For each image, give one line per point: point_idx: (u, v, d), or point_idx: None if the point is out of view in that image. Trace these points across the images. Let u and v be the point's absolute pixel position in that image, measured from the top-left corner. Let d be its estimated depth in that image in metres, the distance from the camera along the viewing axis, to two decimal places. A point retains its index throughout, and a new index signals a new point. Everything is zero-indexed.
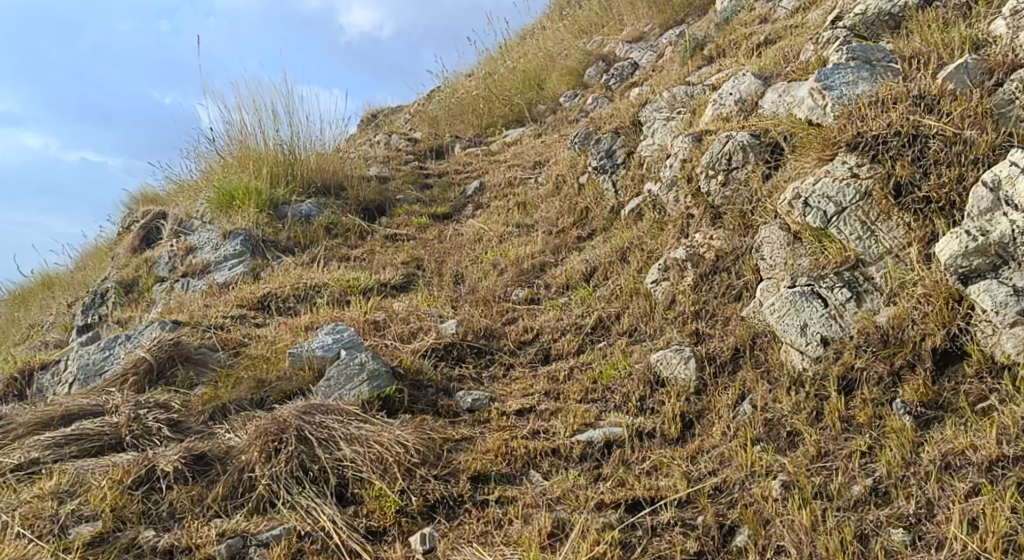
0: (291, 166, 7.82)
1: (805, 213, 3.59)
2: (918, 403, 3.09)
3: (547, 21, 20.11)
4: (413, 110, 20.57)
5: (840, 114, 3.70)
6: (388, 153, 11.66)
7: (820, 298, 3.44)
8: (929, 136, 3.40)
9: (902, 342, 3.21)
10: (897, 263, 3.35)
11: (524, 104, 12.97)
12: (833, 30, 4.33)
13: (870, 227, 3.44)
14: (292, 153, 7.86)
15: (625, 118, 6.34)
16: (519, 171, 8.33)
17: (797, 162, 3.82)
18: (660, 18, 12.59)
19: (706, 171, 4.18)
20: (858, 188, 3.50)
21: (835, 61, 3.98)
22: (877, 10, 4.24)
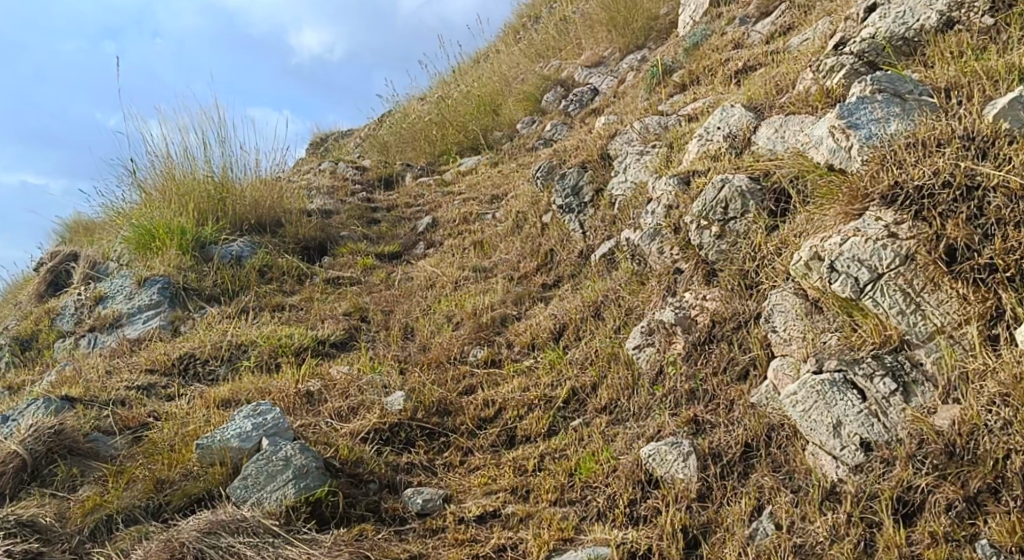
0: (222, 198, 7.16)
1: (831, 280, 3.09)
2: (1012, 546, 2.53)
3: (502, 43, 19.59)
4: (364, 135, 19.88)
5: (872, 158, 3.18)
6: (334, 182, 10.98)
7: (856, 389, 2.94)
8: (989, 188, 2.90)
9: (977, 459, 2.67)
10: (955, 348, 2.85)
11: (479, 130, 12.37)
12: (838, 57, 3.80)
13: (914, 299, 2.94)
14: (223, 183, 7.20)
15: (593, 151, 5.75)
16: (475, 206, 7.71)
17: (815, 214, 3.30)
18: (620, 41, 12.10)
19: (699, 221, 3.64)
20: (898, 249, 2.99)
21: (859, 92, 3.42)
22: (888, 34, 3.75)
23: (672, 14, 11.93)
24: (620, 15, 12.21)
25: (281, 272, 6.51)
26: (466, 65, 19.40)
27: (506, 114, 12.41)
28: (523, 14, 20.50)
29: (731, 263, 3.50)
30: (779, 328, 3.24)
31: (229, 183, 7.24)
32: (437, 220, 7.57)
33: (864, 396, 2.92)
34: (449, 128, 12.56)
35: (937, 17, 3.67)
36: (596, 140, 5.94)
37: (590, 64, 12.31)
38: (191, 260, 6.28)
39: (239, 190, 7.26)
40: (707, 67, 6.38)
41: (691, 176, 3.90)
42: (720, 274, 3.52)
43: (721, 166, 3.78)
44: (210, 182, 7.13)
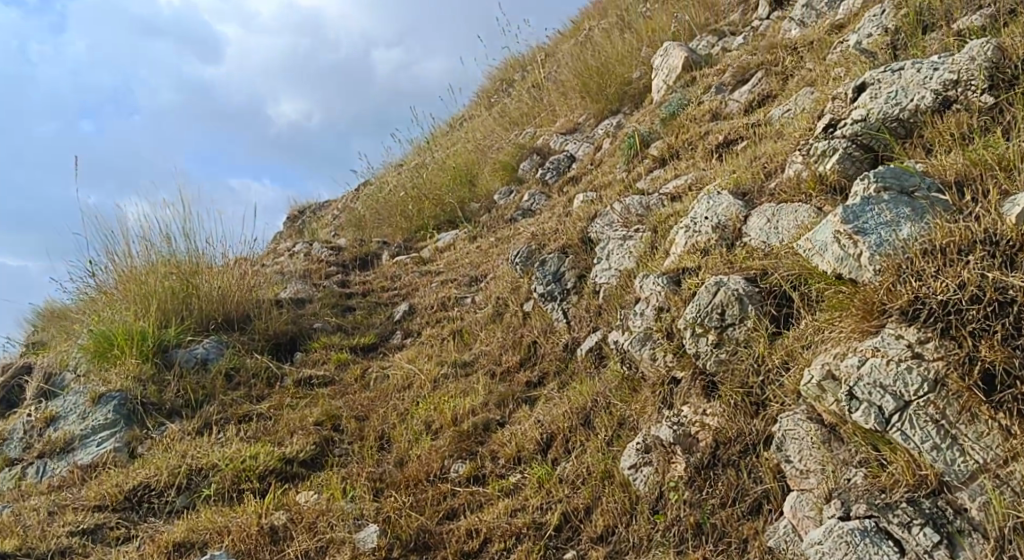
0: (187, 292, 6.88)
1: (853, 408, 3.13)
2: None
3: (477, 110, 19.47)
4: (341, 208, 19.61)
5: (886, 267, 3.26)
6: (308, 264, 10.66)
7: (892, 538, 2.96)
8: (1018, 301, 3.00)
9: None
10: (1002, 490, 2.87)
11: (456, 203, 12.12)
12: (830, 142, 3.87)
13: (949, 433, 2.97)
14: (187, 274, 6.95)
15: (572, 234, 5.48)
16: (453, 289, 7.40)
17: (827, 323, 3.36)
18: (595, 107, 11.95)
19: (697, 329, 3.65)
20: (923, 372, 3.05)
21: (863, 192, 3.54)
22: (883, 115, 3.82)
23: (645, 78, 11.81)
24: (593, 82, 12.10)
25: (251, 374, 6.18)
26: (441, 134, 19.25)
27: (483, 185, 12.19)
28: (496, 80, 20.45)
29: (733, 373, 3.52)
30: (793, 459, 3.26)
31: (196, 273, 7.01)
32: (414, 307, 7.25)
33: (903, 548, 2.94)
34: (425, 202, 12.30)
35: (932, 96, 3.77)
36: (575, 221, 5.67)
37: (565, 131, 12.14)
38: (151, 367, 5.94)
39: (204, 280, 7.00)
40: (685, 140, 6.16)
41: (681, 274, 3.93)
42: (720, 387, 3.53)
43: (714, 265, 3.80)
44: (173, 273, 6.89)
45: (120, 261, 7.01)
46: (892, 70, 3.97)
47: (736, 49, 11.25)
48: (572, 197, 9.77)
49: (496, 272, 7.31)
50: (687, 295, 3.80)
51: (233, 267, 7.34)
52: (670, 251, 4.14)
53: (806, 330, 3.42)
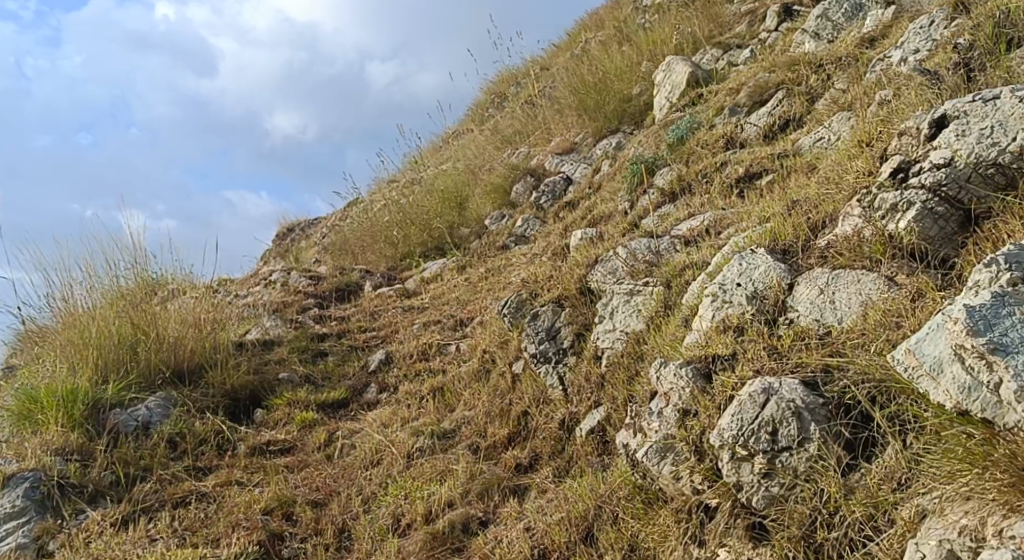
0: (135, 339, 6.11)
1: None
2: None
3: (470, 125, 18.71)
4: (329, 228, 18.84)
5: None
6: (284, 296, 9.92)
7: None
8: None
9: None
10: None
11: (444, 228, 11.33)
12: (905, 193, 3.38)
13: None
14: (138, 318, 6.21)
15: (568, 283, 4.70)
16: (436, 335, 6.60)
17: (953, 478, 2.70)
18: (592, 126, 11.18)
19: (739, 454, 3.06)
20: None
21: (992, 290, 2.78)
22: (975, 160, 3.28)
23: (646, 94, 11.03)
24: (591, 99, 11.34)
25: (198, 440, 5.38)
26: (433, 151, 18.48)
27: (474, 209, 11.43)
28: (491, 94, 19.68)
29: (793, 514, 2.95)
30: None
31: (149, 316, 6.27)
32: (390, 355, 6.45)
33: None
34: (412, 226, 11.50)
35: None
36: (571, 265, 4.89)
37: (561, 151, 11.37)
38: (80, 434, 5.16)
39: (156, 325, 6.22)
40: (696, 170, 5.38)
41: (709, 365, 3.37)
42: (774, 533, 2.97)
43: (760, 357, 3.28)
44: (121, 317, 6.16)
45: (65, 304, 6.33)
46: (985, 101, 3.39)
47: (743, 64, 10.50)
48: (568, 225, 9.00)
49: (485, 316, 6.51)
50: (721, 398, 3.23)
51: (192, 313, 6.58)
52: (696, 319, 3.62)
53: (897, 469, 2.87)
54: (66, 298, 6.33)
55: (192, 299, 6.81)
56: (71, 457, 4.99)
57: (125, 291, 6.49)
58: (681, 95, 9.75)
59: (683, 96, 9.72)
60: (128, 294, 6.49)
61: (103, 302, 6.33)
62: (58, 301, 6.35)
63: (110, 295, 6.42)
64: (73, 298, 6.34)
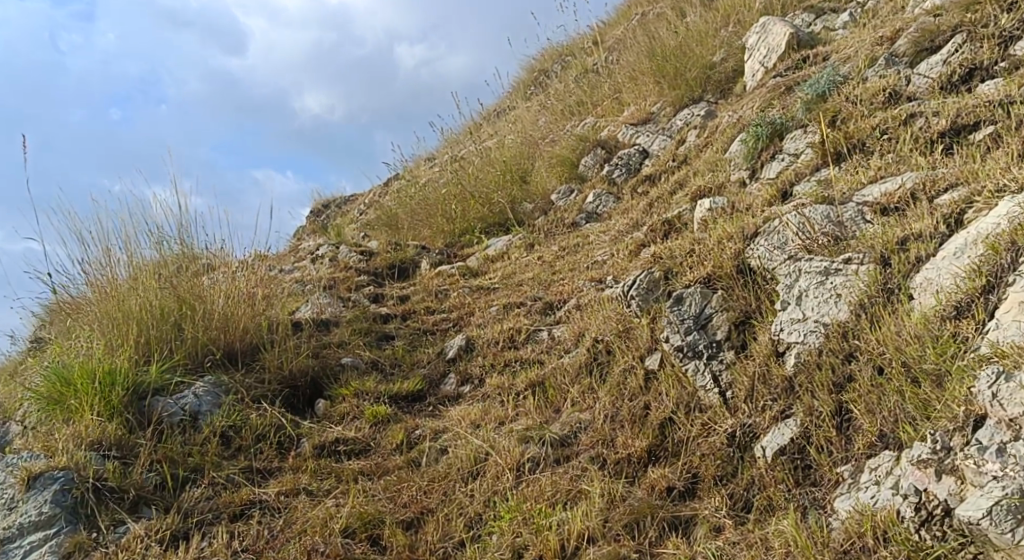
0: (183, 316, 5.28)
1: None
2: None
3: (518, 99, 17.72)
4: (369, 204, 17.97)
5: None
6: (334, 273, 9.06)
7: None
8: None
9: None
10: None
11: (506, 203, 10.41)
12: None
13: None
14: (186, 290, 5.38)
15: (720, 260, 3.79)
16: (523, 320, 5.71)
17: None
18: (671, 94, 10.19)
19: None
20: None
21: None
22: None
23: (731, 60, 10.01)
24: (670, 65, 10.35)
25: (256, 436, 4.53)
26: (480, 126, 17.50)
27: (538, 183, 10.50)
28: (539, 67, 18.63)
29: None
30: None
31: (199, 288, 5.44)
32: (471, 340, 5.57)
33: None
34: (470, 201, 10.59)
35: None
36: (720, 239, 3.97)
37: (636, 121, 10.39)
38: (118, 424, 4.31)
39: (205, 300, 5.40)
40: (864, 126, 4.43)
41: None
42: None
43: None
44: (166, 290, 5.34)
45: (100, 271, 5.49)
46: None
47: (844, 28, 9.46)
48: (655, 200, 8.05)
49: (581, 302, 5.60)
50: None
51: (243, 286, 5.73)
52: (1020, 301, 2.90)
53: None
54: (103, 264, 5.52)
55: (242, 270, 5.95)
56: (107, 451, 4.14)
57: (169, 259, 5.68)
58: (781, 59, 8.74)
59: (782, 60, 8.71)
60: (173, 263, 5.67)
61: (142, 271, 5.51)
62: (92, 267, 5.53)
63: (152, 263, 5.60)
64: (110, 265, 5.51)
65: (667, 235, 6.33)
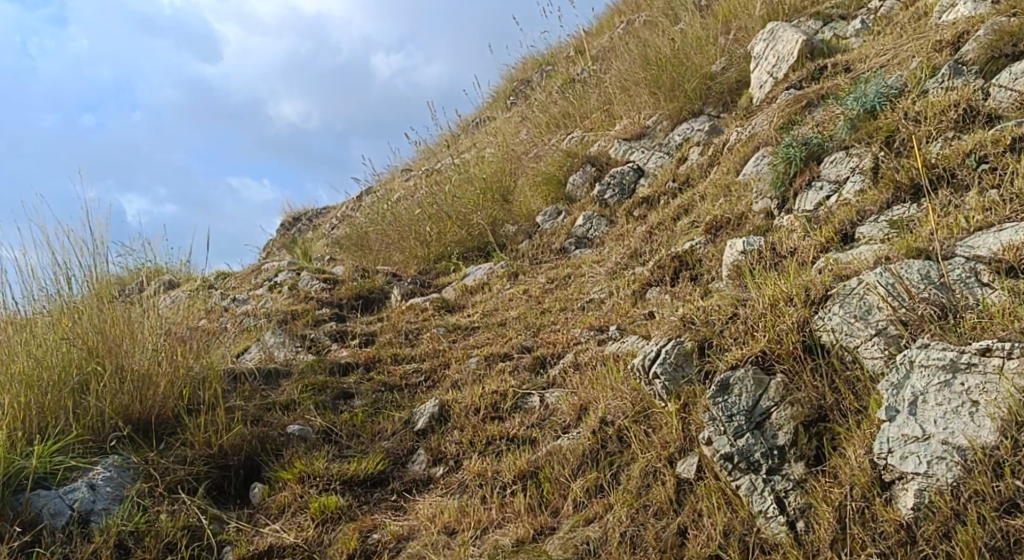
0: (93, 375, 4.28)
1: None
2: None
3: (497, 111, 16.76)
4: (341, 218, 16.95)
5: None
6: (291, 306, 8.06)
7: None
8: None
9: None
10: None
11: (486, 224, 9.43)
12: None
13: None
14: (92, 338, 4.34)
15: (777, 333, 3.24)
16: (507, 379, 4.73)
17: None
18: (668, 106, 9.23)
19: None
20: None
21: None
22: None
23: (733, 69, 9.08)
24: (666, 74, 9.39)
25: (162, 548, 3.60)
26: (456, 138, 16.52)
27: (521, 204, 9.53)
28: (520, 77, 17.61)
29: None
30: None
31: (109, 333, 4.39)
32: (446, 406, 4.57)
33: None
34: (447, 222, 9.59)
35: None
36: (771, 301, 3.36)
37: (629, 136, 9.44)
38: None
39: (117, 349, 4.36)
40: (957, 152, 3.75)
41: None
42: None
43: None
44: (69, 342, 4.33)
45: None
46: None
47: (858, 36, 8.53)
48: (655, 228, 7.10)
49: (581, 363, 4.61)
50: None
51: (166, 329, 4.69)
52: None
53: None
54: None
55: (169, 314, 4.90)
56: None
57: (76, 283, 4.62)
58: (793, 70, 7.81)
59: (795, 70, 7.78)
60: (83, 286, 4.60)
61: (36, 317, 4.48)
62: None
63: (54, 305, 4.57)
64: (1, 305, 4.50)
65: (678, 275, 5.40)
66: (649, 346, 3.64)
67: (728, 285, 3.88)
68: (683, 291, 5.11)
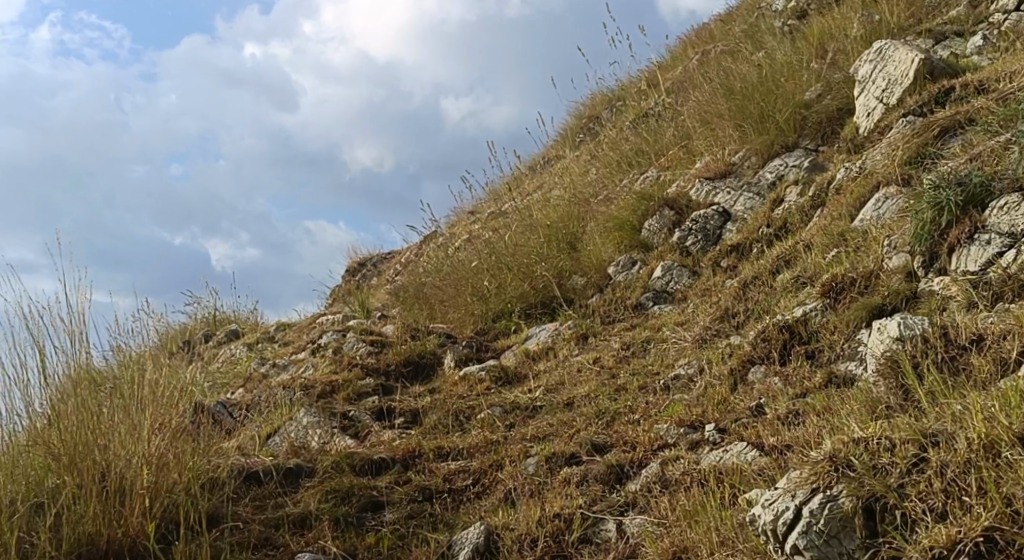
0: (73, 486, 3.89)
1: None
2: None
3: (564, 149, 15.81)
4: (405, 264, 16.12)
5: None
6: (332, 374, 7.16)
7: None
8: None
9: None
10: None
11: (551, 276, 8.39)
12: None
13: None
14: (68, 438, 3.94)
15: (1011, 510, 2.55)
16: (574, 495, 3.70)
17: None
18: (756, 140, 8.13)
19: None
20: None
21: None
22: None
23: (830, 97, 7.95)
24: (754, 104, 8.28)
25: None
26: (522, 178, 15.61)
27: (591, 252, 8.48)
28: (588, 113, 16.63)
29: None
30: None
31: (91, 428, 3.99)
32: (493, 533, 3.55)
33: None
34: (507, 275, 8.60)
35: None
36: (981, 442, 2.71)
37: (712, 174, 8.32)
38: None
39: (96, 449, 3.94)
40: None
41: None
42: None
43: None
44: (47, 450, 3.99)
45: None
46: None
47: (981, 54, 7.32)
48: (750, 281, 5.95)
49: (669, 482, 3.52)
50: None
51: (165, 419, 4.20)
52: None
53: None
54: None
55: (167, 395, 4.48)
56: None
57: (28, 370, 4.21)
58: (909, 94, 6.64)
59: (912, 94, 6.61)
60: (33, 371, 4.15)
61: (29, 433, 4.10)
62: None
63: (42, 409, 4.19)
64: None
65: (789, 350, 4.29)
66: (800, 502, 2.81)
67: (906, 419, 3.00)
68: (798, 375, 4.00)
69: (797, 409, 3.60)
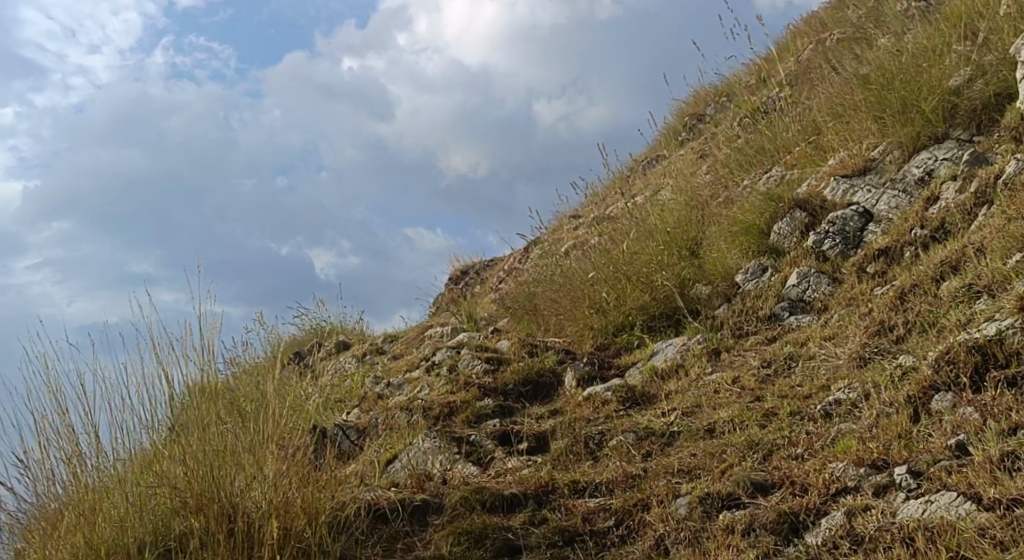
0: (203, 531, 3.79)
1: None
2: None
3: (667, 149, 15.26)
4: (508, 271, 15.79)
5: None
6: (448, 394, 6.83)
7: None
8: None
9: None
10: None
11: (673, 285, 7.88)
12: None
13: None
14: (193, 479, 3.86)
15: None
16: (745, 547, 3.24)
17: None
18: (898, 133, 7.47)
19: None
20: None
21: None
22: None
23: (983, 82, 7.24)
24: (893, 94, 7.61)
25: None
26: (625, 180, 15.12)
27: (715, 258, 7.92)
28: (691, 111, 16.03)
29: None
30: None
31: (215, 467, 3.91)
32: None
33: None
34: (626, 285, 8.12)
35: None
36: None
37: (849, 171, 7.67)
38: None
39: (222, 490, 3.85)
40: None
41: None
42: None
43: None
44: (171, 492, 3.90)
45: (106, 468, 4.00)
46: None
47: None
48: (908, 289, 5.32)
49: (861, 538, 3.04)
50: None
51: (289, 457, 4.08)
52: None
53: None
54: (60, 438, 4.09)
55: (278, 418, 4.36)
56: None
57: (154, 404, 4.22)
58: None
59: None
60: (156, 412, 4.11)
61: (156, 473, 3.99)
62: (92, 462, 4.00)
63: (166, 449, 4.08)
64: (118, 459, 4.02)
65: (981, 375, 3.72)
66: None
67: None
68: (1001, 405, 3.48)
69: (1013, 452, 3.09)
